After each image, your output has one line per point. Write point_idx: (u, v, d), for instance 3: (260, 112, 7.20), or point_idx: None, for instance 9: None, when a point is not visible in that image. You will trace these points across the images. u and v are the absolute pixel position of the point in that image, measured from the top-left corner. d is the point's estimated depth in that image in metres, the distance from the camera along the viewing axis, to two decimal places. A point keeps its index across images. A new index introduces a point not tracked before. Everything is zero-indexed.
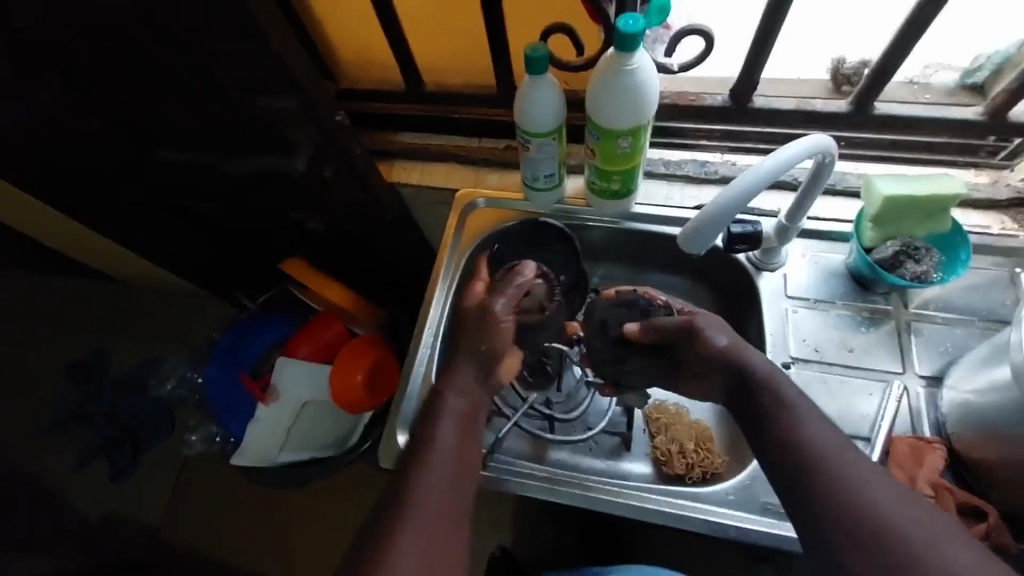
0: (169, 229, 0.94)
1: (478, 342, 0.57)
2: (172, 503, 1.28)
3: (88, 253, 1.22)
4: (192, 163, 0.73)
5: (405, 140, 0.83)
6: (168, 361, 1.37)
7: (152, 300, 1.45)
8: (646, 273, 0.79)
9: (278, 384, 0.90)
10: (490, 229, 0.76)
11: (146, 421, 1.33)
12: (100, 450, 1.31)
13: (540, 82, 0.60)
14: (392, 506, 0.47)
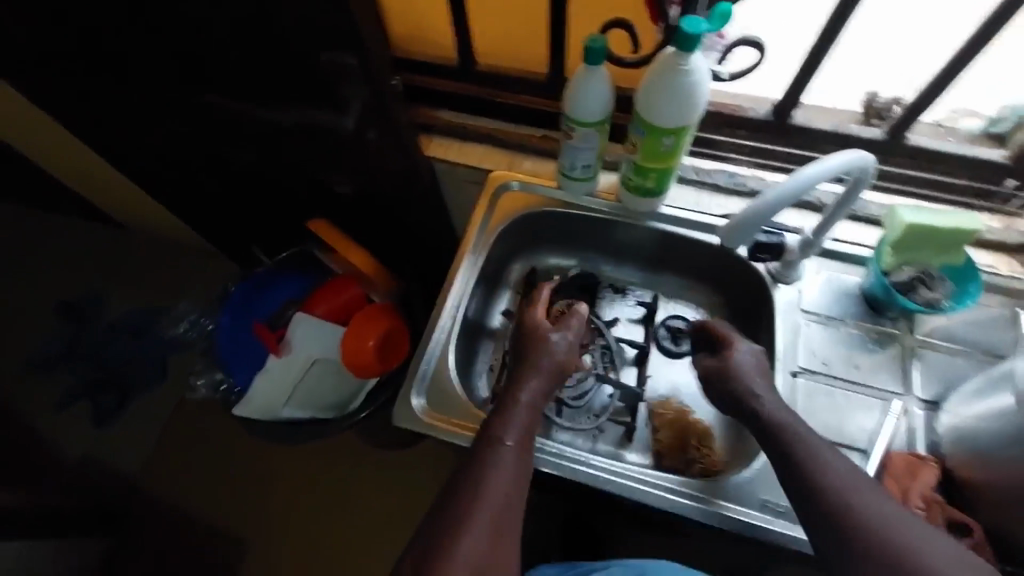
0: (198, 176, 0.95)
1: (541, 366, 0.60)
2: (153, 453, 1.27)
3: (113, 194, 1.25)
4: (236, 109, 0.75)
5: (445, 116, 0.84)
6: (174, 309, 1.39)
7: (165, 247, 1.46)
8: (660, 276, 0.82)
9: (293, 338, 0.91)
10: (518, 213, 0.79)
11: (139, 367, 1.34)
12: (89, 390, 1.32)
13: (595, 72, 0.62)
14: (460, 505, 0.51)
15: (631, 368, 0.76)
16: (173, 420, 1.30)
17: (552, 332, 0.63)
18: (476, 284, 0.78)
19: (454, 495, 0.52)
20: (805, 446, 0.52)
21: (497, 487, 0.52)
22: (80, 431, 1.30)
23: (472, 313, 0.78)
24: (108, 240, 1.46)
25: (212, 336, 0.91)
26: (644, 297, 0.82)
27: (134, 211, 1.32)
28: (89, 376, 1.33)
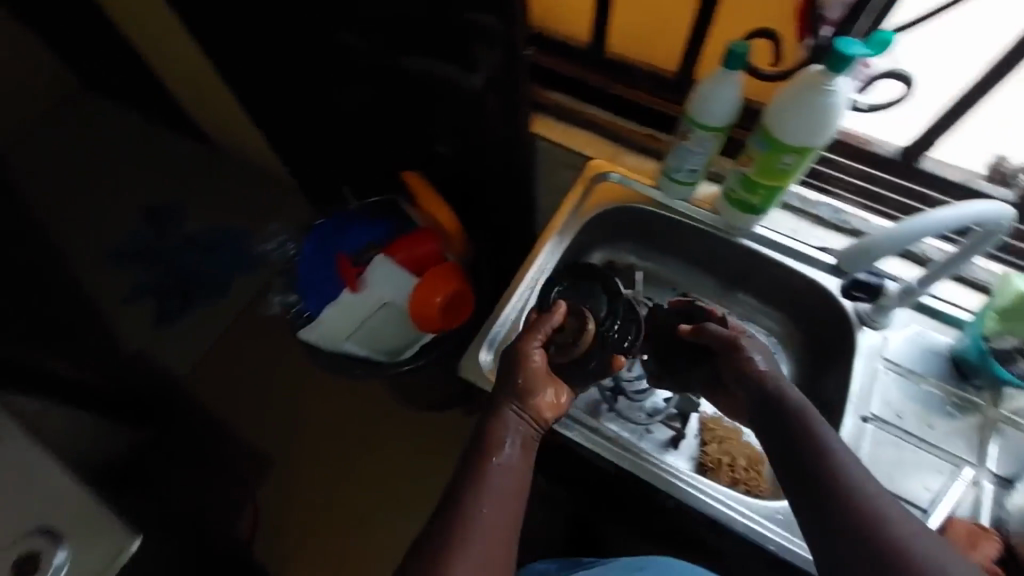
0: (313, 112, 1.01)
1: (517, 378, 0.59)
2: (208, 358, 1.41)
3: (229, 118, 1.38)
4: (370, 52, 0.79)
5: (559, 98, 0.85)
6: (253, 235, 1.50)
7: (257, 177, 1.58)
8: (735, 295, 0.82)
9: (370, 278, 0.94)
10: (612, 204, 0.80)
11: (212, 282, 1.46)
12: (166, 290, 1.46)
13: (730, 77, 0.62)
14: (451, 523, 0.52)
15: None
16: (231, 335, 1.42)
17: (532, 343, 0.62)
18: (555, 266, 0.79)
19: (445, 516, 0.53)
20: (797, 433, 0.52)
21: (490, 494, 0.53)
22: (153, 321, 1.44)
23: None
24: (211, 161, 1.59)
25: (294, 264, 0.96)
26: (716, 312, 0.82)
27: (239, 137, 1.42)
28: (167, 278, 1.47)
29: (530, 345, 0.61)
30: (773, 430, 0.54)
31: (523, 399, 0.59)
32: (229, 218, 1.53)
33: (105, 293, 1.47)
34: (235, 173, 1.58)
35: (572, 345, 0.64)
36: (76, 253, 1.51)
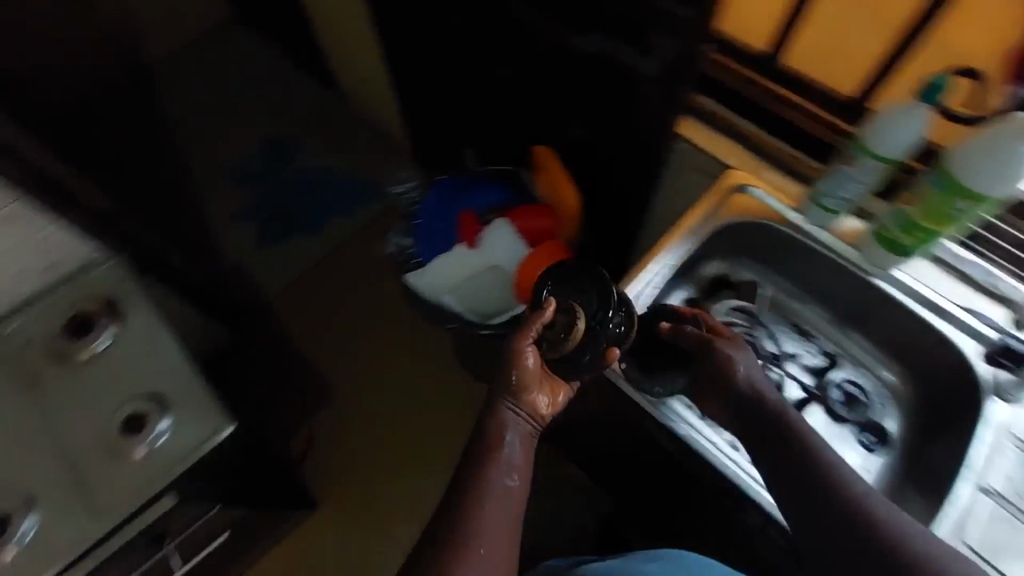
0: (455, 81, 1.08)
1: (515, 375, 0.68)
2: (298, 282, 1.68)
3: (373, 88, 1.66)
4: (540, 28, 0.83)
5: (711, 104, 0.86)
6: (368, 186, 1.81)
7: (379, 140, 1.86)
8: (847, 334, 0.80)
9: (486, 238, 0.99)
10: (748, 217, 0.78)
11: (322, 217, 1.78)
12: (280, 217, 1.78)
13: (923, 110, 0.62)
14: (464, 512, 0.62)
15: (808, 405, 0.75)
16: (326, 265, 1.70)
17: (528, 347, 0.69)
18: (673, 272, 0.80)
19: (457, 508, 0.63)
20: (796, 446, 0.64)
21: (492, 489, 0.64)
22: (260, 240, 1.74)
23: (659, 300, 0.80)
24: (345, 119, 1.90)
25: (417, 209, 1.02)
26: (825, 348, 0.80)
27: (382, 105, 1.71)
28: (284, 208, 1.79)
29: (527, 343, 0.68)
30: (763, 427, 0.67)
31: (517, 397, 0.68)
32: (351, 168, 1.83)
33: (231, 219, 1.77)
34: (362, 134, 1.87)
35: (563, 341, 0.71)
36: (212, 184, 1.82)
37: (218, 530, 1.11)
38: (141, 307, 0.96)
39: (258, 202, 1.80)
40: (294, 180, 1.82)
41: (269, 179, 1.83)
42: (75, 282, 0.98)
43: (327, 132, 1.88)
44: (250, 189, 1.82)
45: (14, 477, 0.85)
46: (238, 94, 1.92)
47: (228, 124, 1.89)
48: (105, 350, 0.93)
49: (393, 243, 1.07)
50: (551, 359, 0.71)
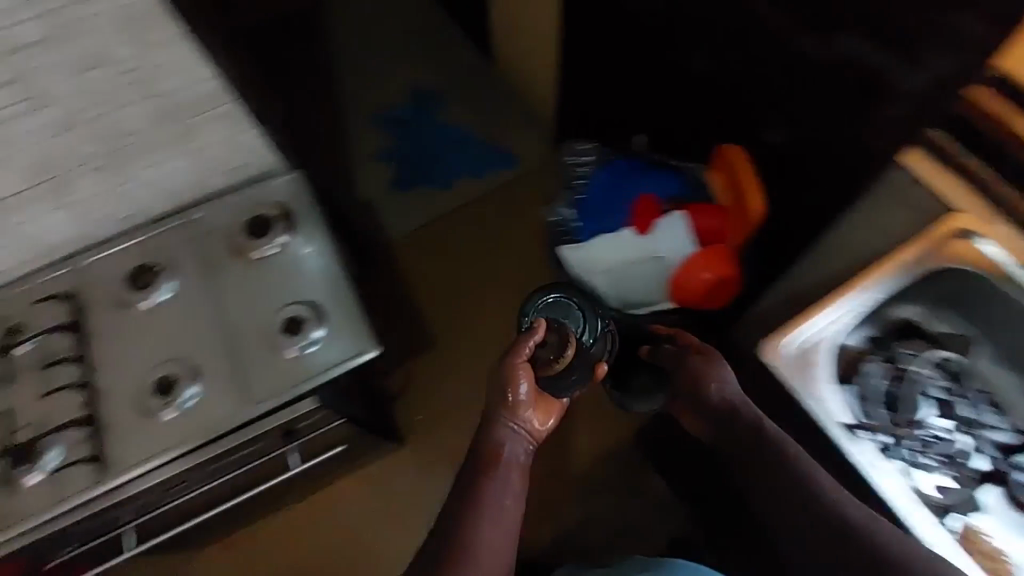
0: (656, 66, 1.11)
1: (497, 420, 0.82)
2: (419, 230, 1.74)
3: (539, 60, 1.72)
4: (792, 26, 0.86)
5: (952, 147, 0.80)
6: (500, 150, 1.85)
7: (526, 110, 1.92)
8: (1011, 400, 0.89)
9: (658, 230, 1.15)
10: (950, 268, 0.83)
11: (448, 173, 1.83)
12: (413, 164, 1.85)
13: None
14: (457, 518, 0.77)
15: (970, 451, 0.85)
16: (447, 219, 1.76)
17: (521, 385, 0.83)
18: (865, 310, 0.85)
19: (457, 506, 0.78)
20: (798, 478, 0.77)
21: (496, 495, 0.78)
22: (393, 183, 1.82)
23: (850, 334, 0.86)
24: (493, 84, 1.98)
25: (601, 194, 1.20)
26: (987, 416, 0.87)
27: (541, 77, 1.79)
28: (418, 158, 1.87)
29: (521, 365, 0.82)
30: (771, 467, 0.79)
31: (508, 423, 0.82)
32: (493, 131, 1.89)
33: (375, 157, 1.88)
34: (511, 101, 1.93)
35: (551, 362, 0.87)
36: (365, 122, 1.94)
37: (339, 440, 1.14)
38: (316, 226, 1.04)
39: (395, 148, 1.88)
40: (433, 132, 1.90)
41: (410, 128, 1.91)
42: (265, 186, 1.08)
43: (475, 93, 1.96)
44: (390, 134, 1.91)
45: (183, 345, 0.94)
46: (398, 46, 2.04)
47: (382, 72, 2.00)
48: (278, 256, 1.02)
49: (553, 212, 1.23)
50: (543, 376, 0.86)
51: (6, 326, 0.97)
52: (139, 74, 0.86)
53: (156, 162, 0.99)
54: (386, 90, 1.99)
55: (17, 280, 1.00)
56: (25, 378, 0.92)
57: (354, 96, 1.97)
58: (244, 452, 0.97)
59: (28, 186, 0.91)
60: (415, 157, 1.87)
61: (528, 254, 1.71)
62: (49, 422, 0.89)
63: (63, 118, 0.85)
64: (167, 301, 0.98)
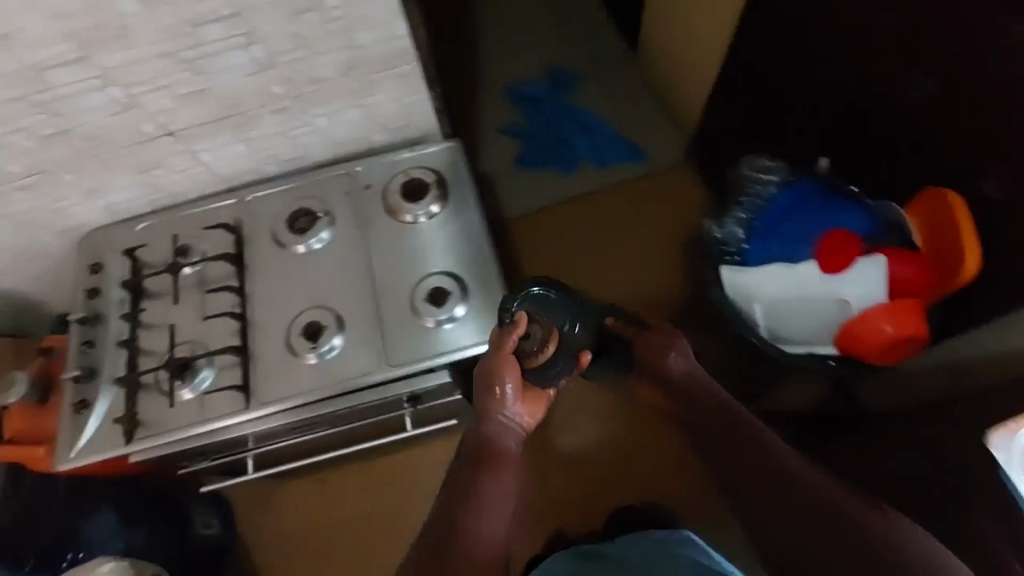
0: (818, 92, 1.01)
1: (488, 405, 0.85)
2: (532, 212, 1.75)
3: (690, 63, 1.66)
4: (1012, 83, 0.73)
5: None
6: (628, 149, 1.81)
7: (659, 110, 1.87)
8: None
9: (846, 271, 0.92)
10: None
11: (569, 161, 1.81)
12: (534, 146, 1.84)
13: None
14: (454, 508, 0.76)
15: None
16: (563, 208, 1.76)
17: (508, 378, 0.85)
18: None
19: (455, 495, 0.78)
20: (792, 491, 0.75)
21: (495, 487, 0.79)
22: (511, 162, 1.83)
23: None
24: (631, 82, 1.93)
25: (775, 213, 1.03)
26: None
27: (686, 82, 1.73)
28: (540, 141, 1.85)
29: (510, 362, 0.85)
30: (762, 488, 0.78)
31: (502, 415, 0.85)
32: (622, 125, 1.86)
33: (499, 131, 1.88)
34: (644, 99, 1.89)
35: (536, 353, 0.88)
36: (495, 96, 1.94)
37: (444, 414, 1.13)
38: (467, 200, 1.04)
39: (519, 127, 1.88)
40: (561, 119, 1.88)
41: (537, 110, 1.90)
42: (421, 151, 1.09)
43: (610, 87, 1.93)
44: (517, 113, 1.91)
45: (330, 296, 0.98)
46: (543, 30, 2.04)
47: (522, 52, 2.01)
48: (427, 225, 1.03)
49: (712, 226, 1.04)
50: (527, 368, 0.88)
51: (174, 246, 1.03)
52: (342, 24, 0.87)
53: (330, 111, 1.02)
54: (521, 68, 1.98)
55: (189, 206, 1.07)
56: (186, 299, 0.99)
57: (491, 71, 1.99)
58: (383, 403, 0.97)
59: (217, 117, 0.95)
60: (540, 138, 1.85)
61: (654, 266, 1.66)
62: (203, 344, 0.95)
63: (266, 58, 0.87)
64: (320, 250, 1.02)
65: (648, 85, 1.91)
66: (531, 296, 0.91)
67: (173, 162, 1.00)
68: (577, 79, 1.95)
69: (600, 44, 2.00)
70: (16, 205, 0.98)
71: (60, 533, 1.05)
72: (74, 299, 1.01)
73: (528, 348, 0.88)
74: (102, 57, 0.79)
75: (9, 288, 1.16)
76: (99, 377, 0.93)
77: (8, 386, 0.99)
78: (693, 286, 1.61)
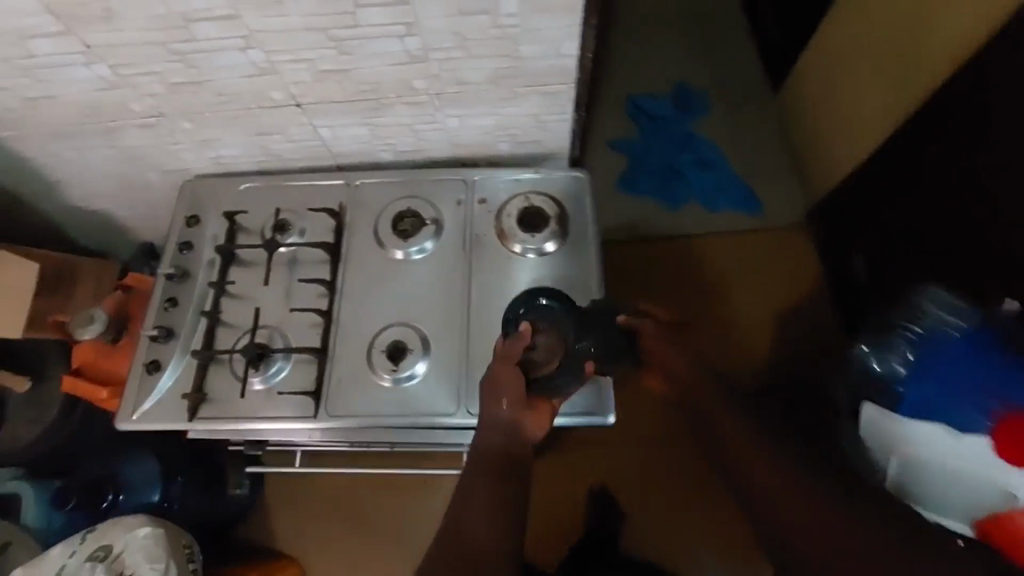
0: None
1: (492, 421, 0.81)
2: (625, 240, 1.63)
3: (844, 122, 1.48)
4: None
5: None
6: (745, 195, 1.65)
7: (787, 162, 1.70)
8: None
9: None
10: None
11: (678, 195, 1.67)
12: (644, 169, 1.70)
13: None
14: (459, 506, 0.79)
15: None
16: (658, 243, 1.63)
17: (505, 401, 0.81)
18: None
19: (461, 495, 0.80)
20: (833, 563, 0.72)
21: (501, 490, 0.79)
22: (615, 180, 1.70)
23: None
24: (764, 121, 1.76)
25: (944, 368, 0.83)
26: None
27: (829, 141, 1.55)
28: (651, 164, 1.71)
29: (513, 379, 0.80)
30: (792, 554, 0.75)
31: (512, 427, 0.81)
32: (743, 169, 1.70)
33: (609, 143, 1.75)
34: (773, 146, 1.73)
35: (543, 365, 0.82)
36: (613, 103, 1.80)
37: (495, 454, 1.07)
38: (586, 246, 0.95)
39: (632, 143, 1.74)
40: (679, 145, 1.73)
41: (655, 129, 1.76)
42: (547, 175, 0.99)
43: (740, 122, 1.76)
44: (633, 127, 1.77)
45: (419, 315, 0.91)
46: (680, 42, 1.87)
47: (653, 62, 1.85)
48: (538, 261, 0.94)
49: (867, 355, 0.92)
50: (533, 380, 0.82)
51: (272, 219, 0.98)
52: (512, 32, 0.76)
53: (466, 113, 0.93)
54: (648, 80, 1.83)
55: (295, 176, 1.01)
56: (276, 280, 0.94)
57: (615, 75, 1.84)
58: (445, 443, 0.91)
59: (350, 99, 0.87)
60: (652, 161, 1.71)
61: (748, 332, 1.52)
62: (285, 333, 0.91)
63: (420, 50, 0.78)
64: (420, 261, 0.95)
65: (782, 130, 1.74)
66: (534, 301, 0.84)
67: (292, 131, 0.94)
68: (706, 105, 1.78)
69: (740, 73, 1.83)
70: (128, 141, 0.93)
71: (103, 475, 1.08)
72: (164, 247, 0.96)
73: (531, 356, 0.83)
74: (253, 18, 0.71)
75: (104, 212, 1.14)
76: (176, 340, 0.90)
77: (85, 323, 0.98)
78: (781, 364, 1.48)
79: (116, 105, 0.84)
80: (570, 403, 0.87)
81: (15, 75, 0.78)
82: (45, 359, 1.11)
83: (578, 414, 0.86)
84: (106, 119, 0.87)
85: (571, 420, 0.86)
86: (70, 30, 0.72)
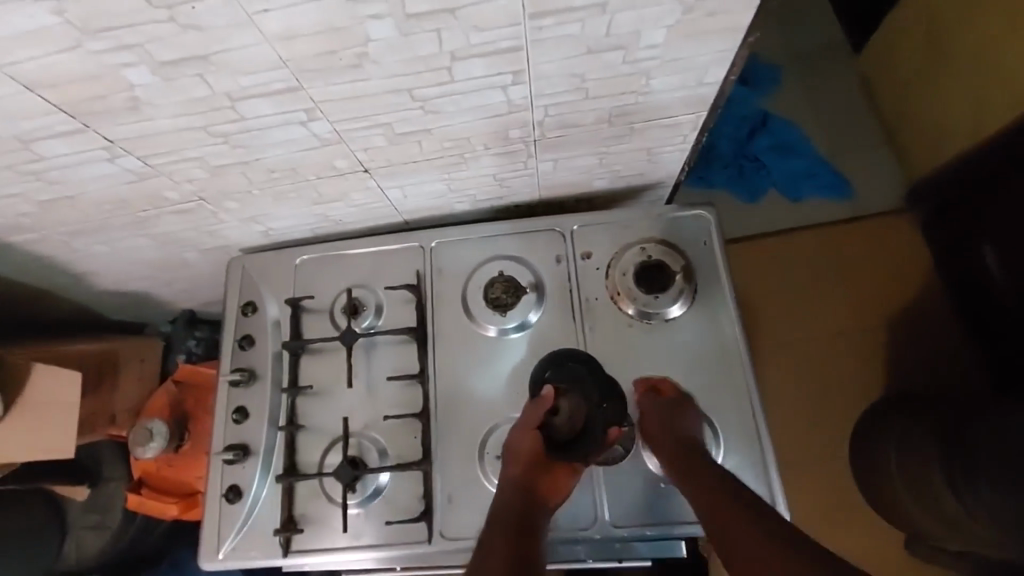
0: None
1: (509, 487, 0.68)
2: None
3: (964, 89, 1.27)
4: None
5: None
6: (839, 184, 1.43)
7: (879, 137, 1.49)
8: None
9: None
10: None
11: (765, 189, 1.41)
12: (728, 158, 1.39)
13: None
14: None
15: None
16: (746, 249, 1.39)
17: (516, 468, 0.69)
18: None
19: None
20: None
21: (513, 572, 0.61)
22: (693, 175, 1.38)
23: None
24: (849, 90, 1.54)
25: None
26: None
27: (937, 112, 1.34)
28: (733, 150, 1.38)
29: (534, 442, 0.69)
30: None
31: (532, 491, 0.68)
32: (829, 151, 1.48)
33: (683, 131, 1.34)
34: (862, 119, 1.51)
35: (566, 431, 0.69)
36: None
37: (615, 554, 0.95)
38: (719, 303, 0.80)
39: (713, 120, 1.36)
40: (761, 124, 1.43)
41: (735, 104, 1.41)
42: (656, 218, 0.83)
43: (822, 92, 1.53)
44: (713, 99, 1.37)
45: None
46: None
47: None
48: (661, 327, 0.79)
49: None
50: (552, 448, 0.69)
51: (339, 300, 0.83)
52: (646, 66, 0.59)
53: (564, 156, 0.76)
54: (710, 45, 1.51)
55: (355, 241, 0.86)
56: (358, 379, 0.80)
57: None
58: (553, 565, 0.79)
59: (431, 158, 0.71)
60: (732, 147, 1.39)
61: (855, 339, 1.36)
62: (377, 439, 0.78)
63: (524, 100, 0.61)
64: (520, 338, 0.80)
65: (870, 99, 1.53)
66: (560, 359, 0.73)
67: (355, 197, 0.77)
68: (776, 79, 1.52)
69: (815, 34, 1.59)
70: (164, 228, 0.78)
71: None
72: (222, 344, 0.83)
73: (552, 419, 0.70)
74: (317, 87, 0.55)
75: (138, 292, 1.00)
76: (254, 459, 0.78)
77: (144, 439, 0.85)
78: (896, 373, 1.33)
79: (150, 196, 0.69)
80: (650, 517, 0.75)
81: (24, 180, 0.62)
82: (102, 463, 1.01)
83: (657, 525, 0.74)
84: (137, 211, 0.72)
85: (650, 531, 0.74)
86: (87, 127, 0.56)
